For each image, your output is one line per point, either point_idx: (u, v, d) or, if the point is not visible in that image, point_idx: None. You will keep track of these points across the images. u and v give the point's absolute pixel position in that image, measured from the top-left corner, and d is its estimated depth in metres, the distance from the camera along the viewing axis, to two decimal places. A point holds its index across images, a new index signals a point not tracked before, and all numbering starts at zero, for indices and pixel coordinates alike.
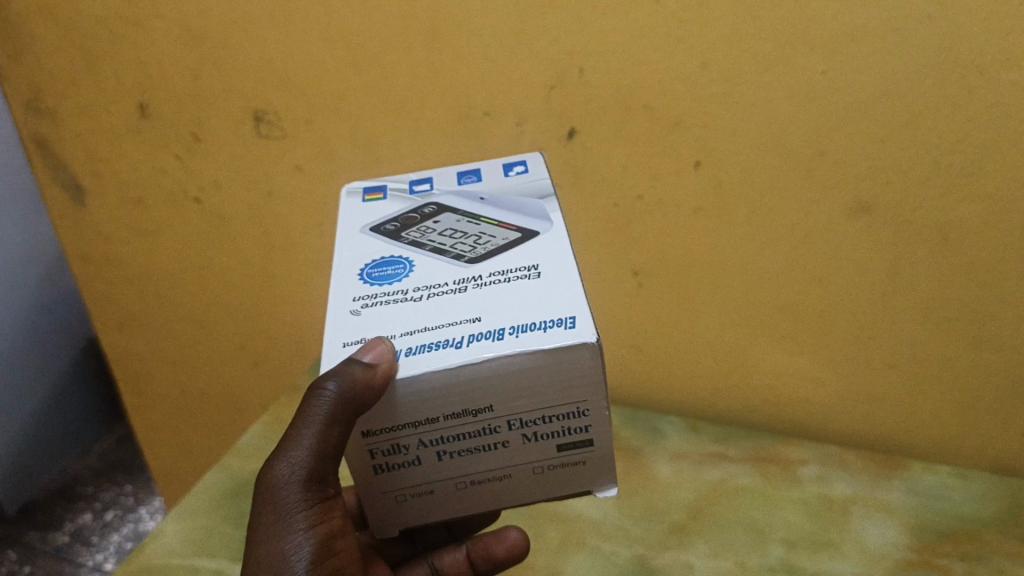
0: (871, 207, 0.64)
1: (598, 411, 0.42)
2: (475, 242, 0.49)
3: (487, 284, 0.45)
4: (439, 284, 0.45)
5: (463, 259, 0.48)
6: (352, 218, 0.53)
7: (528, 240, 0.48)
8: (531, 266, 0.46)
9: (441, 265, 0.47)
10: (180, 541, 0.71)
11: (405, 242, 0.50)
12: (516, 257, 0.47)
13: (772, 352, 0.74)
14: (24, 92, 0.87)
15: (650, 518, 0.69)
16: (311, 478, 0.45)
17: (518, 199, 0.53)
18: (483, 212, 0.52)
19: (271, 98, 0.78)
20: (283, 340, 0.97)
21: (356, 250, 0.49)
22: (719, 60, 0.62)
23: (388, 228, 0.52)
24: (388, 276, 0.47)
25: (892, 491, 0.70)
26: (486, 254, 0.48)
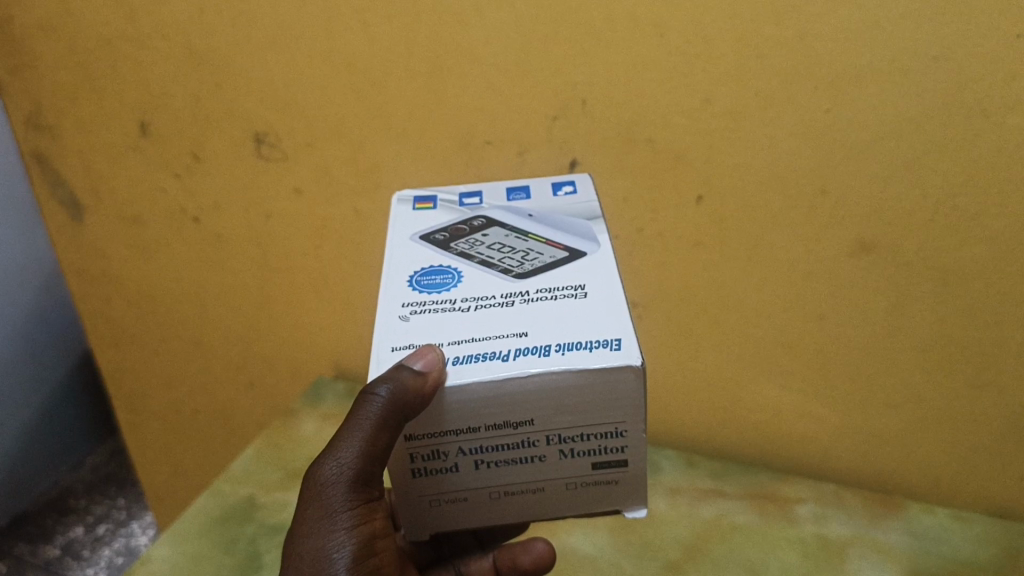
0: (872, 247, 0.63)
1: (636, 434, 0.42)
2: (523, 258, 0.50)
3: (534, 300, 0.45)
4: (487, 297, 0.46)
5: (511, 274, 0.48)
6: (402, 227, 0.54)
7: (576, 260, 0.49)
8: (577, 285, 0.46)
9: (489, 279, 0.48)
10: (168, 567, 0.69)
11: (454, 253, 0.50)
12: (564, 275, 0.47)
13: (772, 388, 0.74)
14: (26, 108, 0.88)
15: (644, 555, 0.68)
16: (357, 481, 0.45)
17: (567, 219, 0.54)
18: (531, 229, 0.53)
19: (272, 121, 0.78)
20: (280, 362, 0.96)
21: (407, 257, 0.50)
22: (723, 96, 0.61)
23: (438, 237, 0.52)
24: (436, 285, 0.47)
25: (890, 532, 0.69)
26: (535, 270, 0.48)
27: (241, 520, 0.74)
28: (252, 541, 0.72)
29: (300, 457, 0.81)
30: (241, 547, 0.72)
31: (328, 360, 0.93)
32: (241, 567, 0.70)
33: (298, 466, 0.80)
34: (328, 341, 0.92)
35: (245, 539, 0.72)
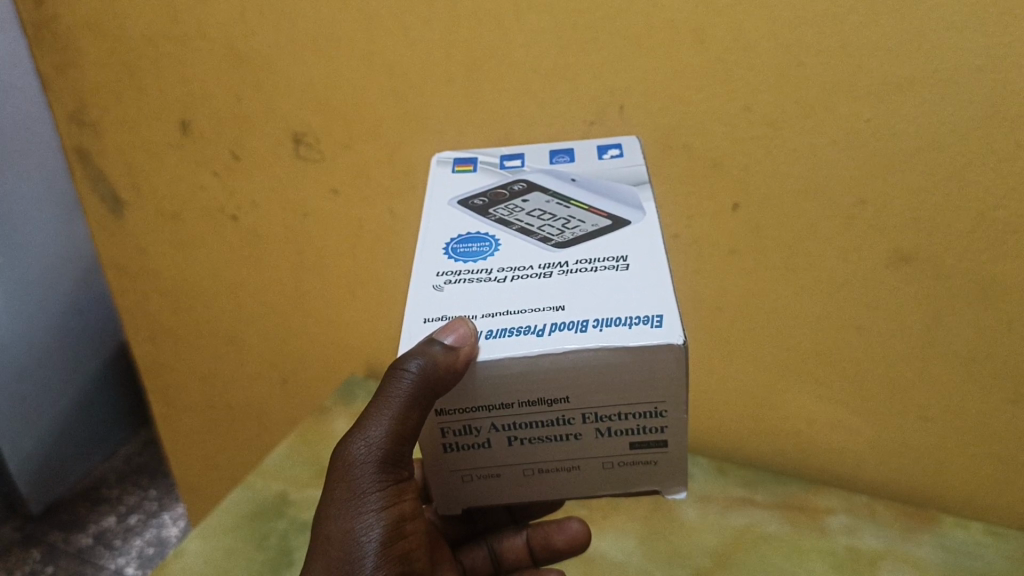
0: (910, 259, 0.63)
1: (676, 413, 0.42)
2: (563, 227, 0.50)
3: (573, 272, 0.45)
4: (524, 267, 0.46)
5: (550, 242, 0.48)
6: (443, 192, 0.55)
7: (618, 230, 0.48)
8: (619, 257, 0.46)
9: (527, 246, 0.48)
10: (201, 561, 0.70)
11: (493, 219, 0.51)
12: (606, 246, 0.47)
13: (802, 396, 0.72)
14: (70, 105, 0.90)
15: (673, 561, 0.67)
16: (387, 459, 0.46)
17: (610, 185, 0.54)
18: (574, 196, 0.54)
19: (310, 121, 0.79)
20: (313, 359, 0.97)
21: (446, 222, 0.51)
22: (761, 103, 0.61)
23: (477, 203, 0.53)
24: (474, 253, 0.48)
25: (922, 545, 0.67)
26: (575, 239, 0.48)
27: (272, 516, 0.75)
28: (283, 537, 0.73)
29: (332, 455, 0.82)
30: (272, 542, 0.72)
31: (360, 357, 0.94)
32: (273, 562, 0.70)
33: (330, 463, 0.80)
34: (360, 339, 0.92)
35: (276, 534, 0.73)
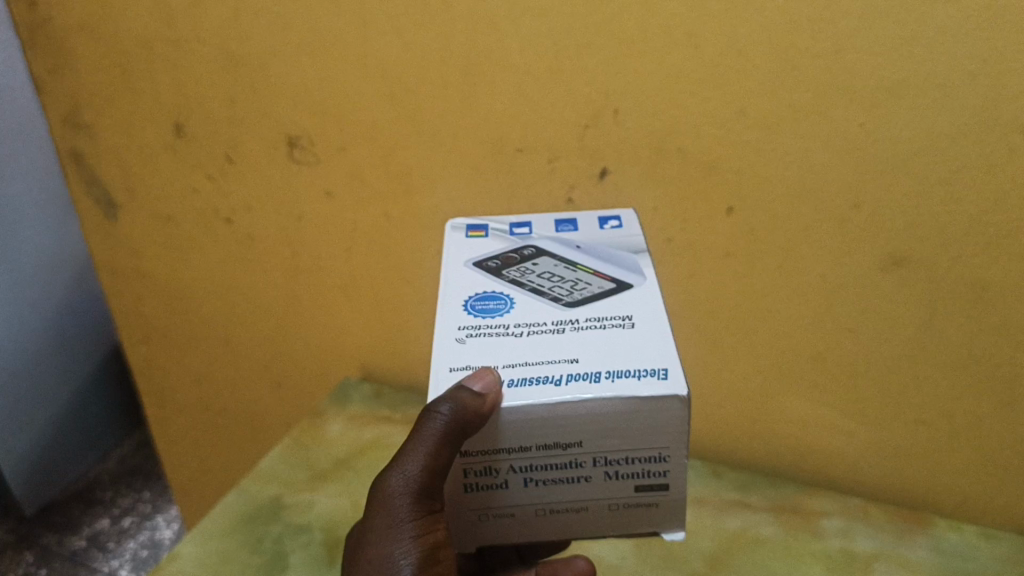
0: (904, 262, 0.63)
1: (679, 459, 0.43)
2: (571, 287, 0.51)
3: (584, 329, 0.46)
4: (539, 323, 0.47)
5: (561, 302, 0.50)
6: (456, 255, 0.56)
7: (624, 292, 0.50)
8: (625, 317, 0.47)
9: (539, 305, 0.49)
10: (194, 565, 0.69)
11: (506, 280, 0.52)
12: (613, 307, 0.49)
13: (796, 399, 0.72)
14: (65, 107, 0.90)
15: (668, 565, 0.67)
16: (422, 493, 0.45)
17: (614, 250, 0.55)
18: (581, 260, 0.55)
19: (305, 124, 0.79)
20: (306, 362, 0.97)
21: (462, 282, 0.52)
22: (756, 107, 0.61)
23: (490, 265, 0.54)
24: (491, 310, 0.49)
25: (916, 549, 0.67)
26: (584, 299, 0.50)
27: (266, 520, 0.74)
28: (277, 540, 0.72)
29: (326, 458, 0.81)
30: (267, 546, 0.72)
31: (354, 360, 0.94)
32: (267, 566, 0.69)
33: (324, 467, 0.80)
34: (355, 342, 0.92)
35: (271, 538, 0.72)
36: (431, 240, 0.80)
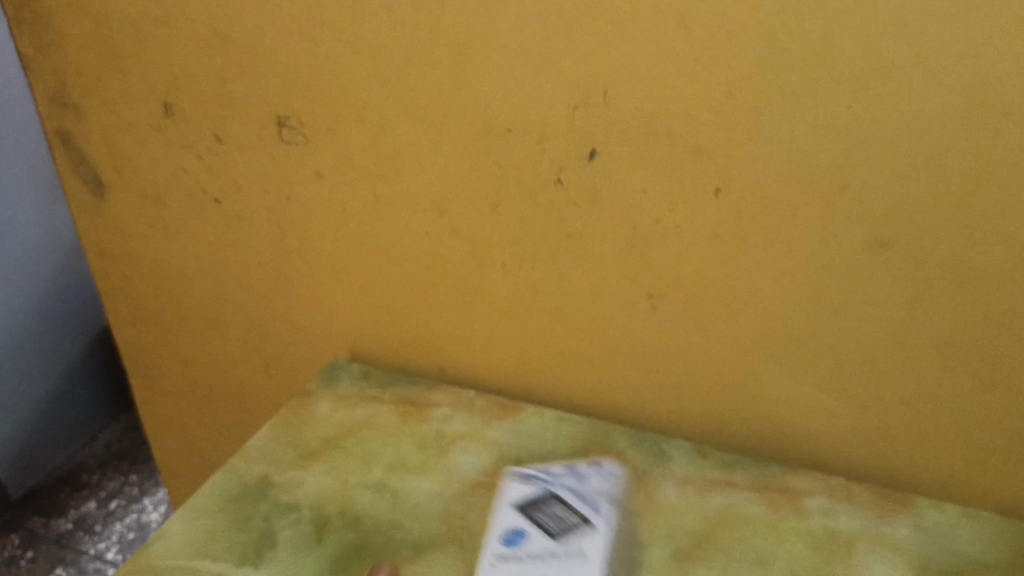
0: (890, 243, 0.63)
1: None
2: (571, 523, 0.63)
3: (567, 548, 0.61)
4: (528, 559, 0.61)
5: (560, 539, 0.62)
6: (504, 496, 0.68)
7: (598, 557, 0.60)
8: (592, 541, 0.61)
9: (546, 540, 0.62)
10: (183, 542, 0.70)
11: (531, 519, 0.64)
12: (582, 551, 0.61)
13: (782, 380, 0.73)
14: (53, 87, 0.90)
15: (654, 542, 0.67)
16: None
17: (611, 545, 0.61)
18: (595, 543, 0.61)
19: (294, 104, 0.79)
20: (294, 343, 0.97)
21: (501, 521, 0.65)
22: (744, 89, 0.62)
23: (528, 503, 0.67)
24: (513, 543, 0.63)
25: (899, 527, 0.68)
26: (576, 535, 0.62)
27: (254, 498, 0.75)
28: (265, 518, 0.72)
29: (315, 438, 0.81)
30: (255, 523, 0.72)
31: (342, 341, 0.93)
32: (255, 544, 0.70)
33: (313, 446, 0.80)
34: (343, 324, 0.92)
35: (259, 515, 0.73)
36: (419, 220, 0.80)
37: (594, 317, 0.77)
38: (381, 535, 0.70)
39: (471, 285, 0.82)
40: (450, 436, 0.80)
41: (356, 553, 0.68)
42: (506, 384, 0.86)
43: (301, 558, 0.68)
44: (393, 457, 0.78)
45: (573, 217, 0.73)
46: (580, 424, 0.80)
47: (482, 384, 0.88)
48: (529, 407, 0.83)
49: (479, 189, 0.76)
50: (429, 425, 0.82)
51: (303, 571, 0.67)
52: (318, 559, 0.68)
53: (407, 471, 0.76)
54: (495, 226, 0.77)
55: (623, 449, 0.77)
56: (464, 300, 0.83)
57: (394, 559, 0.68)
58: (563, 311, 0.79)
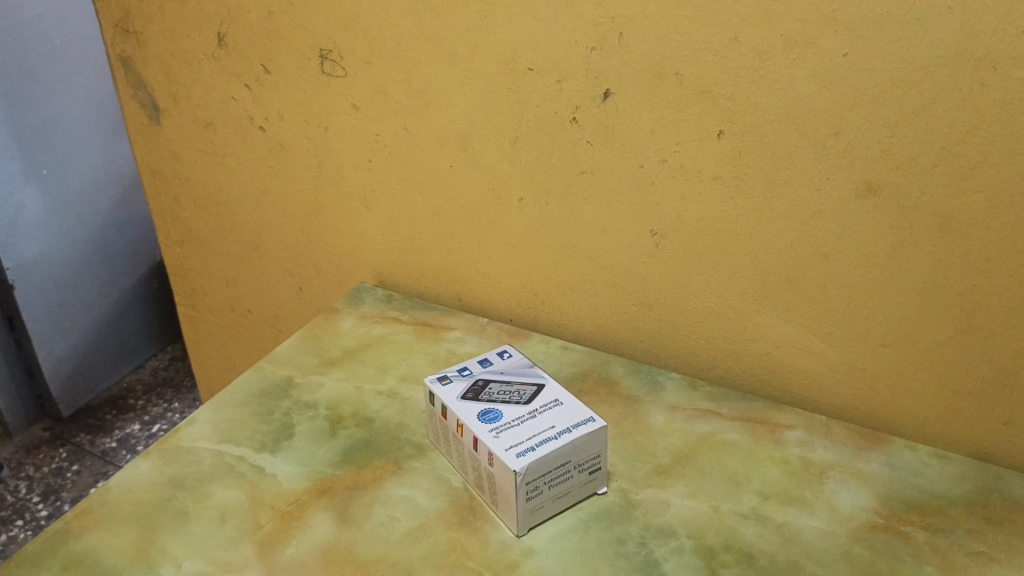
0: (878, 190, 0.67)
1: None
2: (527, 393, 0.71)
3: (541, 412, 0.68)
4: (517, 422, 0.67)
5: (528, 405, 0.69)
6: (439, 395, 0.71)
7: (564, 405, 0.69)
8: (555, 399, 0.70)
9: (517, 408, 0.69)
10: (209, 428, 0.77)
11: (489, 401, 0.70)
12: (549, 403, 0.69)
13: (773, 320, 0.77)
14: (119, 14, 0.97)
15: (636, 458, 0.72)
16: None
17: (563, 395, 0.71)
18: (547, 398, 0.70)
19: (335, 38, 0.85)
20: (325, 268, 1.03)
21: (466, 409, 0.69)
22: (749, 35, 0.66)
23: (473, 391, 0.72)
24: (494, 418, 0.67)
25: (871, 462, 0.71)
26: (537, 398, 0.70)
27: (276, 396, 0.81)
28: (285, 413, 0.79)
29: (337, 349, 0.88)
30: (276, 417, 0.79)
31: (370, 268, 1.00)
32: (274, 434, 0.76)
33: (335, 356, 0.87)
34: (371, 251, 0.98)
35: (280, 411, 0.79)
36: (445, 153, 0.86)
37: (600, 252, 0.82)
38: (388, 434, 0.76)
39: (489, 217, 0.87)
40: (459, 355, 0.86)
41: (364, 447, 0.75)
42: (517, 314, 0.92)
43: (313, 449, 0.75)
44: (406, 370, 0.84)
45: (585, 154, 0.78)
46: (582, 353, 0.86)
47: (495, 314, 0.93)
48: (535, 335, 0.89)
49: (499, 124, 0.81)
50: (442, 344, 0.88)
51: (314, 459, 0.73)
52: (329, 450, 0.74)
53: (417, 383, 0.83)
54: (512, 161, 0.82)
55: (619, 377, 0.82)
56: (483, 231, 0.89)
57: (397, 455, 0.74)
58: (572, 246, 0.84)
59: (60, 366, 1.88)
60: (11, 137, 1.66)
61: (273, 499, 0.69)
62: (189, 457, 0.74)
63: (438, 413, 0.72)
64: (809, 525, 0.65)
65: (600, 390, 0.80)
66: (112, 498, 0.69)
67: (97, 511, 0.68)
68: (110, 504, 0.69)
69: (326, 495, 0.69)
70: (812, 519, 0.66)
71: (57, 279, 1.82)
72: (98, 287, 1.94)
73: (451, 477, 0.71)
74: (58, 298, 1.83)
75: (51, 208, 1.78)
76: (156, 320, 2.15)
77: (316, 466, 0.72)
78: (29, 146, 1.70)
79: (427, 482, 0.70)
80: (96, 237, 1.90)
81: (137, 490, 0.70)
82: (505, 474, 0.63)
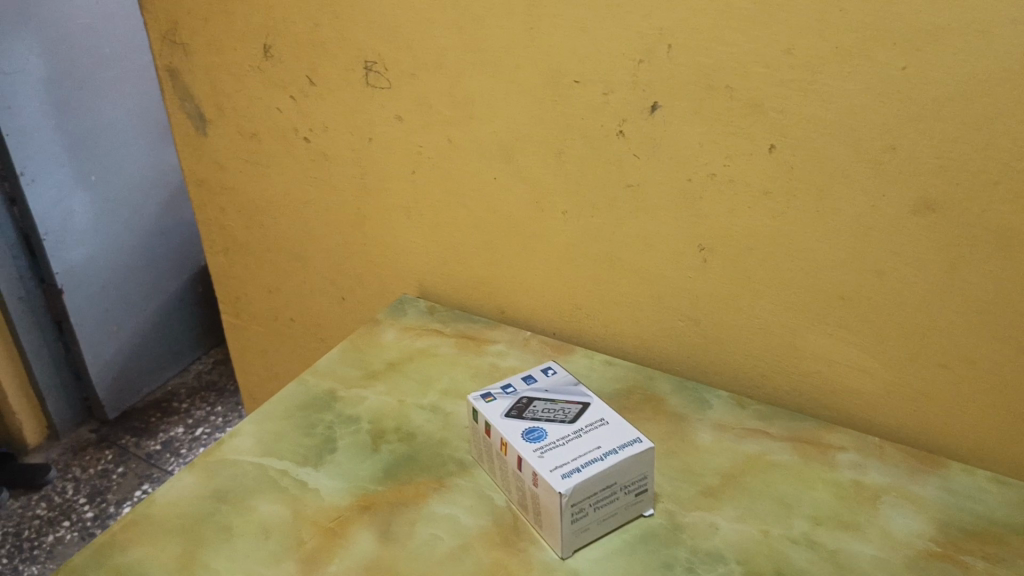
0: (936, 207, 0.65)
1: None
2: (572, 412, 0.70)
3: (587, 432, 0.67)
4: (563, 442, 0.66)
5: (573, 424, 0.68)
6: (483, 412, 0.71)
7: (609, 425, 0.68)
8: (601, 418, 0.69)
9: (562, 427, 0.68)
10: (253, 441, 0.77)
11: (533, 419, 0.69)
12: (596, 422, 0.68)
13: (823, 338, 0.75)
14: (166, 26, 0.98)
15: (683, 478, 0.70)
16: None
17: (609, 414, 0.69)
18: (593, 417, 0.69)
19: (380, 50, 0.85)
20: (368, 278, 1.03)
21: (510, 426, 0.68)
22: (802, 47, 0.64)
23: (517, 408, 0.71)
24: (539, 436, 0.66)
25: (926, 486, 0.69)
26: (582, 417, 0.69)
27: (319, 409, 0.81)
28: (329, 427, 0.79)
29: (379, 362, 0.88)
30: (319, 430, 0.78)
31: (412, 279, 0.99)
32: (317, 448, 0.76)
33: (377, 368, 0.87)
34: (414, 262, 0.98)
35: (323, 425, 0.79)
36: (489, 165, 0.85)
37: (645, 267, 0.81)
38: (431, 450, 0.75)
39: (532, 230, 0.86)
40: (502, 369, 0.85)
41: (406, 463, 0.74)
42: (560, 327, 0.91)
43: (356, 464, 0.74)
44: (448, 384, 0.84)
45: (631, 167, 0.77)
46: (627, 368, 0.84)
47: (538, 327, 0.92)
48: (579, 349, 0.88)
49: (544, 137, 0.80)
50: (485, 358, 0.87)
51: (357, 474, 0.73)
52: (371, 465, 0.74)
53: (459, 397, 0.82)
54: (557, 173, 0.81)
55: (665, 393, 0.81)
56: (526, 244, 0.88)
57: (440, 471, 0.73)
58: (617, 259, 0.82)
59: (105, 370, 1.91)
60: (61, 144, 1.69)
61: (315, 514, 0.69)
62: (233, 469, 0.74)
63: (481, 430, 0.71)
64: (862, 552, 0.63)
65: (645, 407, 0.79)
66: (156, 511, 0.70)
67: (142, 524, 0.68)
68: (154, 517, 0.69)
69: (368, 511, 0.69)
70: (865, 546, 0.64)
71: (102, 283, 1.85)
72: (144, 292, 1.97)
73: (494, 495, 0.70)
74: (104, 302, 1.87)
75: (99, 214, 1.81)
76: (200, 324, 2.18)
77: (359, 481, 0.72)
78: (79, 153, 1.73)
79: (470, 500, 0.70)
80: (143, 242, 1.93)
81: (181, 502, 0.71)
82: (550, 495, 0.62)
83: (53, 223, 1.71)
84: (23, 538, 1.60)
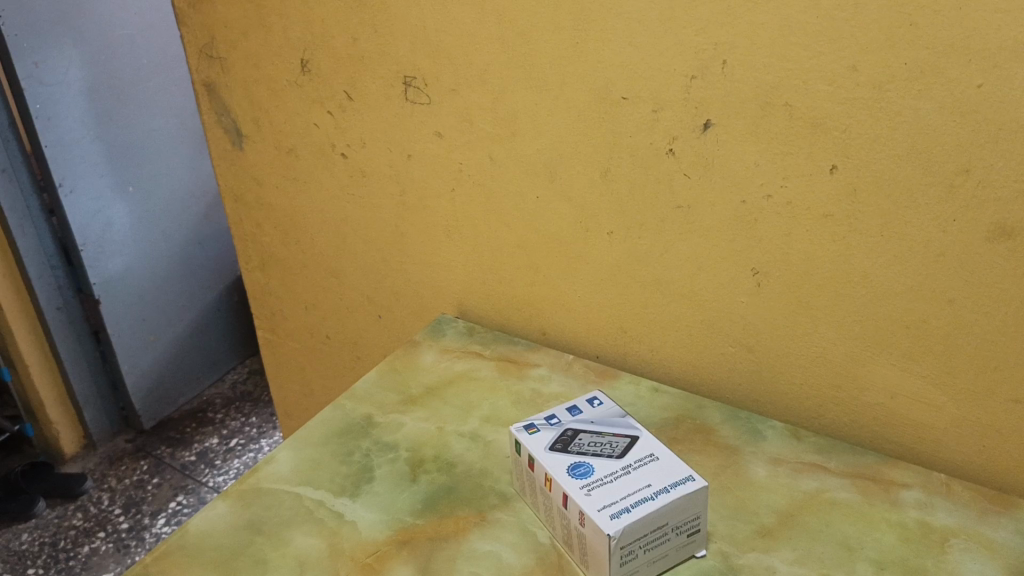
0: (1013, 233, 0.60)
1: None
2: (620, 446, 0.67)
3: (636, 469, 0.64)
4: (611, 479, 0.62)
5: (621, 460, 0.65)
6: (526, 444, 0.68)
7: (659, 460, 0.65)
8: (650, 454, 0.66)
9: (610, 464, 0.64)
10: (289, 469, 0.75)
11: (579, 453, 0.66)
12: (644, 457, 0.65)
13: (887, 369, 0.71)
14: (203, 39, 0.97)
15: (737, 517, 0.67)
16: None
17: (659, 449, 0.66)
18: (641, 453, 0.66)
19: (420, 65, 0.82)
20: (406, 296, 1.01)
21: (555, 461, 0.65)
22: (868, 64, 0.60)
23: (563, 441, 0.68)
24: (585, 473, 0.63)
25: (1000, 529, 0.64)
26: (631, 452, 0.66)
27: (357, 436, 0.79)
28: (366, 455, 0.77)
29: (417, 386, 0.85)
30: (356, 458, 0.76)
31: (451, 299, 0.97)
32: (354, 477, 0.74)
33: (416, 392, 0.84)
34: (453, 281, 0.95)
35: (360, 452, 0.77)
36: (532, 184, 0.82)
37: (695, 291, 0.78)
38: (471, 481, 0.73)
39: (576, 250, 0.83)
40: (544, 395, 0.82)
41: (446, 495, 0.71)
42: (605, 351, 0.88)
43: (394, 495, 0.72)
44: (489, 411, 0.81)
45: (682, 187, 0.73)
46: (674, 396, 0.81)
47: (582, 350, 0.89)
48: (624, 375, 0.85)
49: (590, 155, 0.77)
50: (526, 382, 0.84)
51: (394, 506, 0.70)
52: (410, 496, 0.71)
53: (501, 425, 0.79)
54: (603, 193, 0.78)
55: (716, 424, 0.77)
56: (570, 265, 0.85)
57: (481, 504, 0.70)
58: (665, 283, 0.79)
59: (142, 380, 1.91)
60: (100, 155, 1.69)
61: (352, 549, 0.66)
62: (268, 498, 0.72)
63: (524, 463, 0.68)
64: None
65: (695, 438, 0.75)
66: (190, 541, 0.68)
67: (174, 555, 0.66)
68: (187, 548, 0.67)
69: (407, 546, 0.66)
70: None
71: (139, 293, 1.85)
72: (181, 302, 1.97)
73: (538, 531, 0.67)
74: (141, 312, 1.87)
75: (136, 224, 1.81)
76: (236, 334, 2.18)
77: (397, 513, 0.69)
78: (117, 164, 1.73)
79: (513, 536, 0.66)
80: (180, 253, 1.93)
81: (215, 533, 0.68)
82: (598, 537, 0.58)
83: (90, 233, 1.71)
84: (60, 549, 1.60)
